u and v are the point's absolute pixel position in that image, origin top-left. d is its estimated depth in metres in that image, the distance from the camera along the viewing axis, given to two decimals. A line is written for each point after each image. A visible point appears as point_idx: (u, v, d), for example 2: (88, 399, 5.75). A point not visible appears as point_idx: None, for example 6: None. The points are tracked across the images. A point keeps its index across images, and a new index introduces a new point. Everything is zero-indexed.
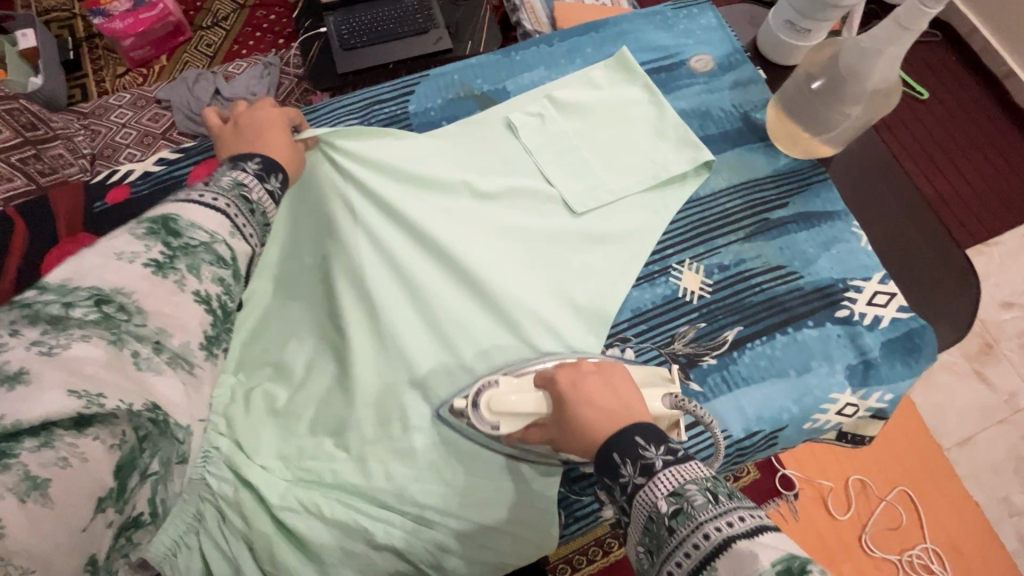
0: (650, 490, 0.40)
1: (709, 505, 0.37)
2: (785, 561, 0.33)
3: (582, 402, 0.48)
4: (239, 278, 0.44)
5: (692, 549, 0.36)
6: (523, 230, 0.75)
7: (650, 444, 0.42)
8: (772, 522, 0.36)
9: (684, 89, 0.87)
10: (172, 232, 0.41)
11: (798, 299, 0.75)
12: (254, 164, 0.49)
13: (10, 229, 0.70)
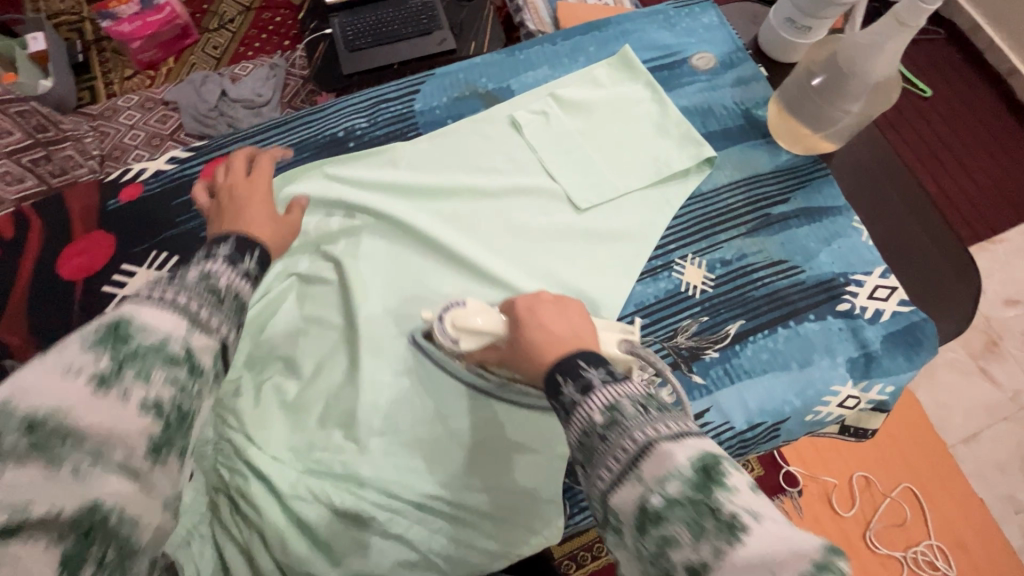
0: (586, 405, 0.40)
1: (639, 415, 0.37)
2: (700, 459, 0.35)
3: (538, 323, 0.50)
4: (200, 375, 0.36)
5: (620, 453, 0.37)
6: (527, 228, 0.77)
7: (591, 365, 0.42)
8: (696, 430, 0.37)
9: (686, 87, 0.87)
10: (119, 340, 0.33)
11: (800, 293, 0.76)
12: (226, 245, 0.44)
13: (28, 227, 0.72)
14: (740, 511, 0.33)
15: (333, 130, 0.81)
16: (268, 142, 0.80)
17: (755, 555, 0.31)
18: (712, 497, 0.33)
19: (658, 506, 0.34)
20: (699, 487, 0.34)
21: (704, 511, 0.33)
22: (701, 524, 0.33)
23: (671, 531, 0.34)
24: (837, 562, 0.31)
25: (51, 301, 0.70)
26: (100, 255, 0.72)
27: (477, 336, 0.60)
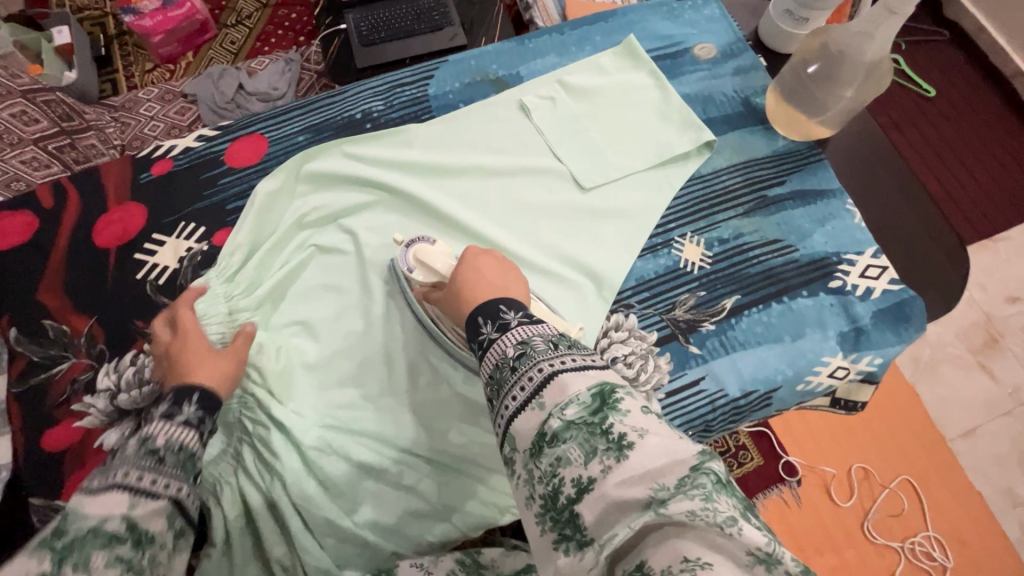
0: (502, 341, 0.48)
1: (548, 349, 0.44)
2: (598, 389, 0.40)
3: (474, 266, 0.61)
4: (147, 543, 0.42)
5: (526, 382, 0.43)
6: (533, 206, 0.80)
7: (511, 310, 0.50)
8: (596, 364, 0.43)
9: (688, 75, 0.91)
10: (57, 534, 0.39)
11: (793, 270, 0.79)
12: (166, 403, 0.50)
13: (66, 197, 0.77)
14: (626, 430, 0.37)
15: (351, 113, 0.85)
16: (289, 123, 0.84)
17: (639, 466, 0.35)
18: (604, 419, 0.38)
19: (556, 430, 0.39)
20: (594, 411, 0.39)
21: (596, 434, 0.38)
22: (591, 445, 0.37)
23: (564, 453, 0.38)
24: (708, 465, 0.35)
25: (88, 267, 0.74)
26: (134, 224, 0.77)
27: (430, 273, 0.69)
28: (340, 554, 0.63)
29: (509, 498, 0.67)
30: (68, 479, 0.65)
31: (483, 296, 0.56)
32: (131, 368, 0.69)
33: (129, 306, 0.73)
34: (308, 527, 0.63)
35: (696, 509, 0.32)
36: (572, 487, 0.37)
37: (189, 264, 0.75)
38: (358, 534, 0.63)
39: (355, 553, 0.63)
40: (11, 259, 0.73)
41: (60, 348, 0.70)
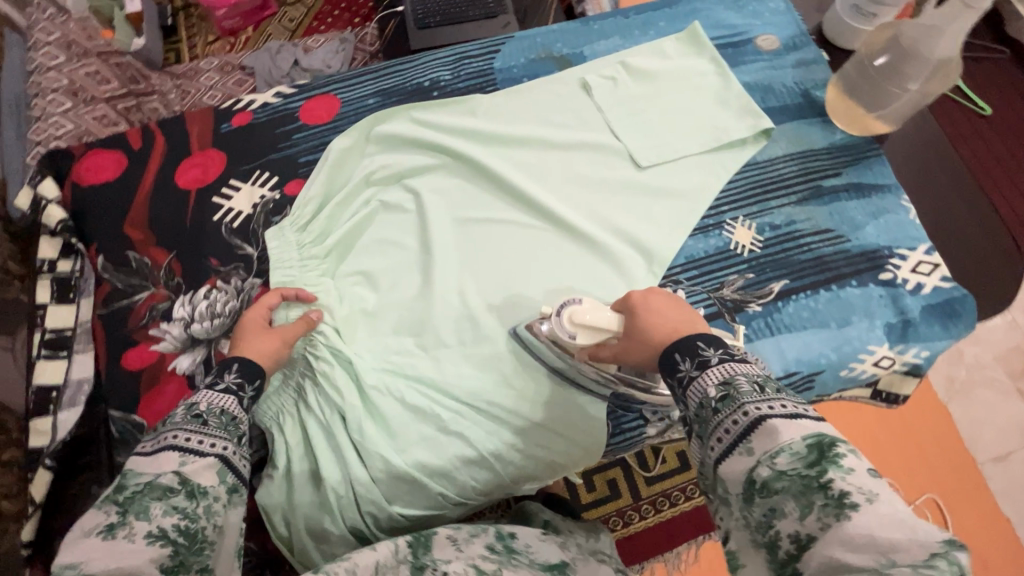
0: (703, 378, 0.46)
1: (755, 393, 0.43)
2: (816, 437, 0.40)
3: (646, 305, 0.56)
4: (200, 496, 0.44)
5: (731, 425, 0.42)
6: (589, 179, 0.83)
7: (710, 346, 0.48)
8: (809, 412, 0.42)
9: (750, 65, 0.93)
10: (120, 488, 0.43)
11: (844, 260, 0.80)
12: (211, 375, 0.54)
13: (153, 142, 0.82)
14: (850, 491, 0.37)
15: (419, 80, 0.89)
16: (361, 86, 0.88)
17: (864, 533, 0.35)
18: (822, 473, 0.38)
19: (766, 478, 0.40)
20: (810, 463, 0.39)
21: (812, 488, 0.38)
22: (807, 499, 0.38)
23: (777, 502, 0.39)
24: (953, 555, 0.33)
25: (168, 204, 0.78)
26: (214, 168, 0.81)
27: (593, 331, 0.61)
28: (390, 489, 0.65)
29: (552, 454, 0.69)
30: (144, 396, 0.68)
31: (661, 328, 0.53)
32: (205, 301, 0.73)
33: (204, 244, 0.77)
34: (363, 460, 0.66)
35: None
36: (790, 542, 0.38)
37: (261, 210, 0.79)
38: (407, 472, 0.65)
39: (403, 490, 0.66)
40: (100, 192, 0.78)
41: (140, 278, 0.74)
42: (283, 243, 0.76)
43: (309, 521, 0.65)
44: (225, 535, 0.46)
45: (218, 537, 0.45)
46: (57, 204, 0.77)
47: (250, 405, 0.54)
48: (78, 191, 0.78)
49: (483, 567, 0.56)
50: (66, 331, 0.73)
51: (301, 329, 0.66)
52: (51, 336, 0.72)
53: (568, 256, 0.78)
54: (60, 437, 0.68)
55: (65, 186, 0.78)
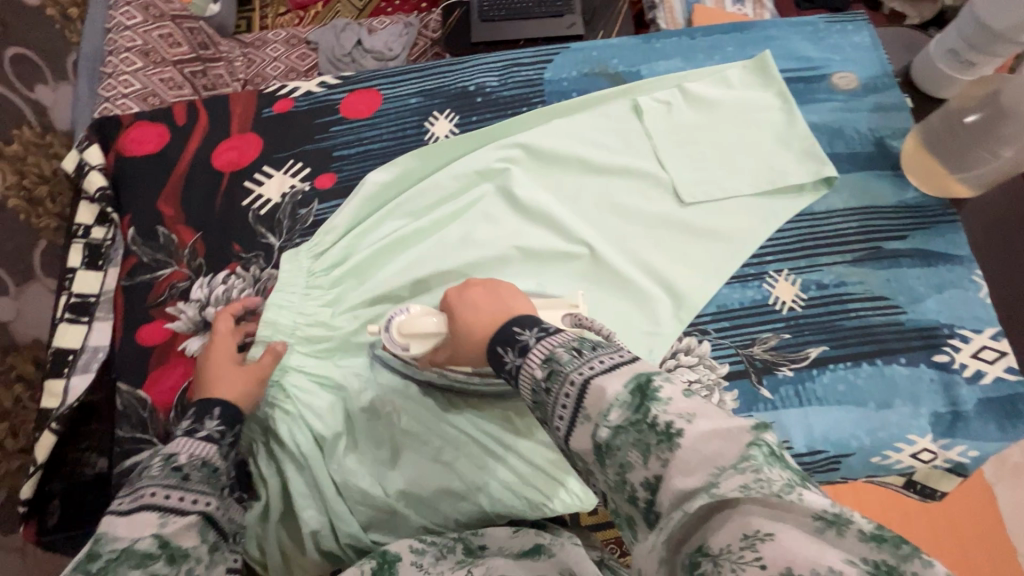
0: (527, 363, 0.41)
1: (574, 359, 0.38)
2: (635, 381, 0.35)
3: (464, 300, 0.53)
4: (181, 559, 0.41)
5: (565, 399, 0.37)
6: (625, 209, 0.78)
7: (526, 328, 0.44)
8: (627, 356, 0.38)
9: (820, 103, 0.85)
10: (90, 557, 0.39)
11: (894, 333, 0.72)
12: (189, 422, 0.53)
13: (196, 119, 0.83)
14: (673, 418, 0.32)
15: (465, 84, 0.86)
16: (404, 84, 0.86)
17: (698, 454, 0.31)
18: (648, 413, 0.33)
19: (606, 439, 0.34)
20: (636, 407, 0.34)
21: (644, 430, 0.33)
22: (644, 443, 0.33)
23: (624, 458, 0.33)
24: (762, 436, 0.31)
25: (202, 185, 0.79)
26: (250, 152, 0.81)
27: (424, 340, 0.60)
28: (366, 516, 0.65)
29: (542, 496, 0.64)
30: (151, 374, 0.70)
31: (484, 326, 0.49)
32: (222, 285, 0.74)
33: (230, 229, 0.77)
34: (342, 493, 0.65)
35: (750, 481, 0.29)
36: (646, 491, 0.33)
37: (290, 201, 0.79)
38: (387, 504, 0.64)
39: (381, 518, 0.65)
40: (140, 163, 0.80)
41: (165, 254, 0.75)
42: (294, 267, 0.73)
43: (287, 537, 0.66)
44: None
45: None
46: (98, 170, 0.79)
47: (230, 453, 0.53)
48: (120, 161, 0.80)
49: None
50: (91, 298, 0.75)
51: (269, 361, 0.64)
52: (76, 300, 0.75)
53: (590, 289, 0.74)
54: (69, 401, 0.70)
55: (109, 153, 0.80)
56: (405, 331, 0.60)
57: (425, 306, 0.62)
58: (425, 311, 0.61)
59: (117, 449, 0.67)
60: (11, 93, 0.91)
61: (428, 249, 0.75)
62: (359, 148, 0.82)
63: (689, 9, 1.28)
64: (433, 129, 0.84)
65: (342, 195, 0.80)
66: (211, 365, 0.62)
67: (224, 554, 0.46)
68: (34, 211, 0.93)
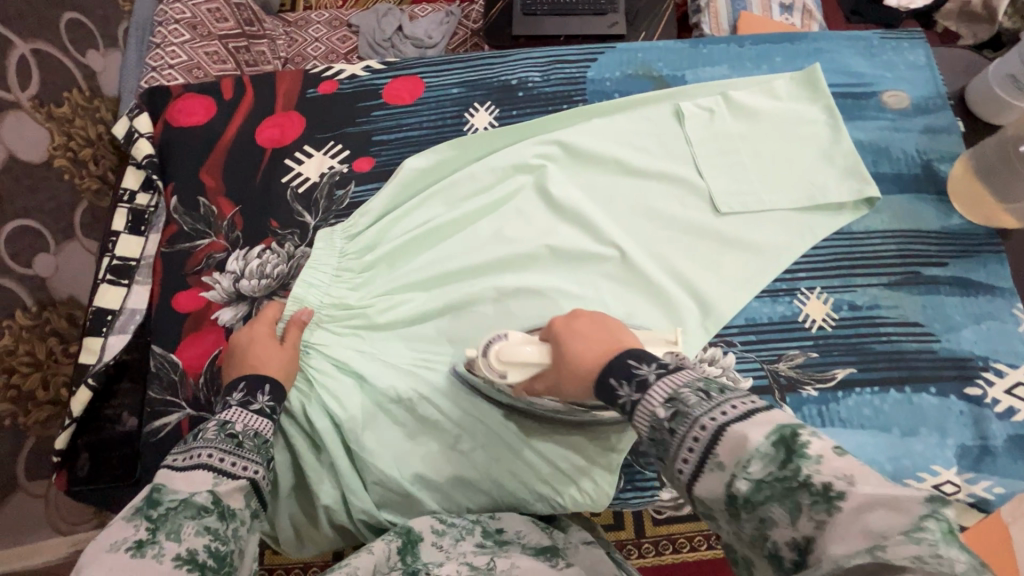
0: (647, 400, 0.42)
1: (703, 402, 0.39)
2: (778, 431, 0.36)
3: (569, 329, 0.54)
4: (229, 517, 0.47)
5: (693, 443, 0.38)
6: (659, 213, 0.78)
7: (643, 362, 0.45)
8: (761, 404, 0.38)
9: (868, 121, 0.83)
10: (152, 503, 0.44)
11: (926, 361, 0.71)
12: (241, 394, 0.58)
13: (243, 95, 0.85)
14: (831, 480, 0.33)
15: (507, 77, 0.86)
16: (447, 74, 0.87)
17: (859, 521, 0.31)
18: (798, 471, 0.34)
19: (745, 492, 0.36)
20: (782, 463, 0.35)
21: (794, 488, 0.34)
22: (793, 500, 0.34)
23: (765, 512, 0.35)
24: (939, 510, 0.30)
25: (245, 159, 0.81)
26: (292, 131, 0.83)
27: (524, 368, 0.58)
28: (381, 496, 0.66)
29: (552, 490, 0.66)
30: (183, 339, 0.72)
31: (592, 355, 0.50)
32: (258, 259, 0.76)
33: (268, 205, 0.79)
34: (359, 472, 0.67)
35: (923, 554, 0.29)
36: (789, 548, 0.34)
37: (328, 181, 0.80)
38: (402, 486, 0.65)
39: (395, 500, 0.66)
40: (186, 134, 0.82)
41: (205, 225, 0.77)
42: (328, 246, 0.74)
43: (303, 510, 0.68)
44: (245, 555, 0.48)
45: (241, 559, 0.46)
46: (146, 138, 0.81)
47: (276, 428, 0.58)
48: (167, 131, 0.82)
49: (476, 564, 0.55)
50: (132, 262, 0.77)
51: (296, 333, 0.67)
52: (118, 263, 0.77)
53: (619, 291, 0.74)
54: (105, 359, 0.72)
55: (158, 123, 0.82)
56: (504, 358, 0.59)
57: (524, 333, 0.61)
58: (522, 339, 0.60)
59: (148, 410, 0.69)
60: (65, 57, 0.94)
61: (461, 241, 0.76)
62: (399, 134, 0.83)
63: (736, 15, 1.26)
64: (472, 120, 0.84)
65: (379, 179, 0.81)
66: (256, 339, 0.65)
67: (259, 523, 0.51)
68: (78, 172, 0.96)
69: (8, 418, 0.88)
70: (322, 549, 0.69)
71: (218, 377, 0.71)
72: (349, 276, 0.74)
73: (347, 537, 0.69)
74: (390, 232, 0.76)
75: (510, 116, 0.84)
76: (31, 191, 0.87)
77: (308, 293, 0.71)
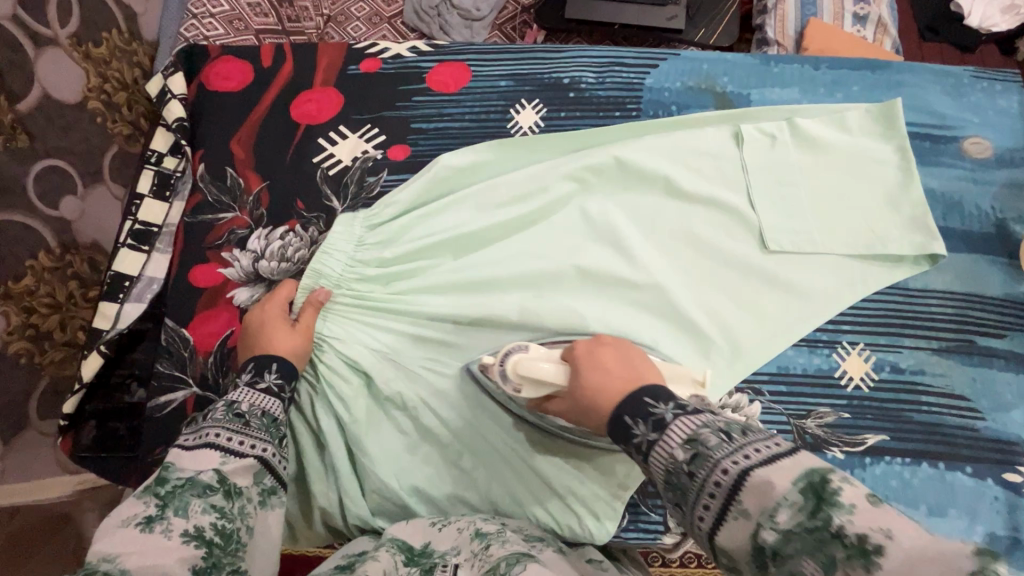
0: (663, 441, 0.40)
1: (725, 445, 0.37)
2: (806, 478, 0.33)
3: (595, 358, 0.54)
4: (236, 496, 0.46)
5: (714, 489, 0.36)
6: (703, 243, 0.73)
7: (659, 402, 0.44)
8: (786, 447, 0.36)
9: (943, 168, 0.77)
10: (161, 480, 0.44)
11: (966, 440, 0.67)
12: (249, 374, 0.57)
13: (282, 64, 0.81)
14: (866, 532, 0.30)
15: (559, 75, 0.81)
16: (497, 64, 0.82)
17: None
18: (830, 521, 0.31)
19: (773, 543, 0.33)
20: (812, 512, 0.32)
21: (826, 540, 0.31)
22: (826, 554, 0.31)
23: (795, 567, 0.32)
24: (993, 566, 0.27)
25: (277, 134, 0.78)
26: (330, 108, 0.79)
27: (537, 386, 0.59)
28: (377, 503, 0.65)
29: (552, 520, 0.64)
30: (197, 315, 0.71)
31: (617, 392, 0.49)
32: (279, 241, 0.73)
33: (297, 184, 0.76)
34: (359, 477, 0.66)
35: None
36: None
37: (359, 167, 0.77)
38: (400, 497, 0.64)
39: (391, 509, 0.65)
40: (220, 100, 0.79)
41: (230, 199, 0.75)
42: (349, 235, 0.71)
43: (296, 507, 0.67)
44: (257, 534, 0.47)
45: (251, 537, 0.45)
46: (179, 100, 0.78)
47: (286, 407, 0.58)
48: (202, 95, 0.79)
49: (484, 529, 0.53)
50: (153, 228, 0.75)
51: (311, 315, 0.65)
52: (139, 228, 0.75)
53: (646, 321, 0.70)
54: (120, 328, 0.71)
55: (193, 86, 0.80)
56: (523, 371, 0.58)
57: (546, 351, 0.61)
58: (542, 356, 0.59)
59: (155, 383, 0.69)
60: None
61: (495, 250, 0.72)
62: (439, 123, 0.79)
63: (805, 21, 1.17)
64: (517, 118, 0.79)
65: (414, 170, 0.77)
66: (267, 322, 0.64)
67: (277, 501, 0.50)
68: (110, 116, 0.92)
69: (25, 356, 0.89)
70: (312, 545, 0.68)
71: (227, 359, 0.69)
72: (364, 269, 0.70)
73: (338, 537, 0.68)
74: (412, 234, 0.72)
75: (557, 119, 0.79)
76: (62, 133, 0.84)
77: (319, 281, 0.69)
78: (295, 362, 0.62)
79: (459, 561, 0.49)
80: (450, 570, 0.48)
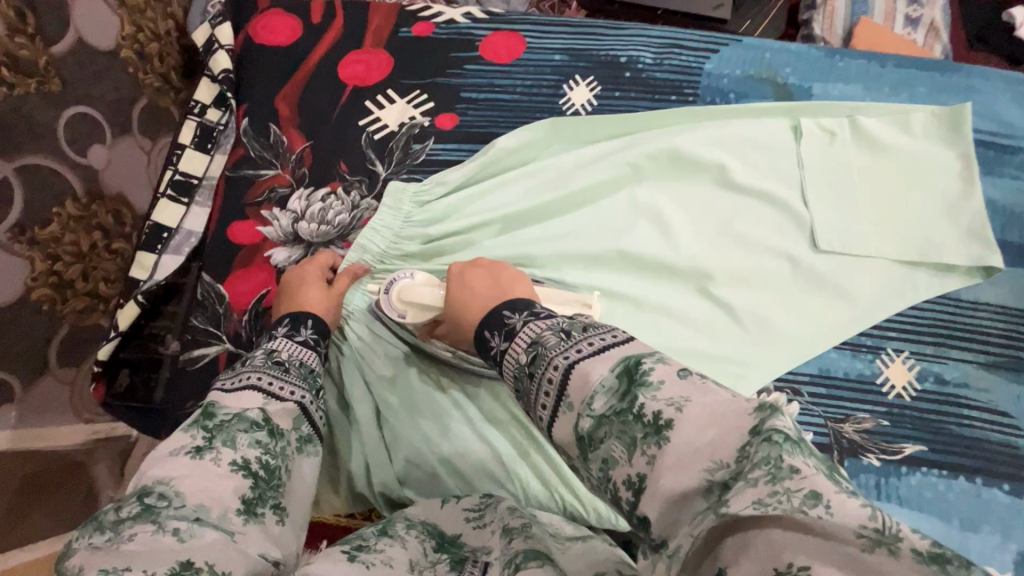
0: (513, 348, 0.42)
1: (561, 343, 0.38)
2: (623, 364, 0.34)
3: (461, 281, 0.54)
4: (278, 436, 0.46)
5: (548, 386, 0.37)
6: (749, 238, 0.71)
7: (514, 312, 0.45)
8: (618, 339, 0.37)
9: (1006, 179, 0.75)
10: (207, 416, 0.44)
11: (1005, 457, 0.65)
12: (285, 327, 0.57)
13: (332, 21, 0.79)
14: (660, 408, 0.31)
15: (616, 53, 0.79)
16: (552, 38, 0.80)
17: (686, 447, 0.30)
18: (634, 402, 0.32)
19: (589, 430, 0.34)
20: (622, 394, 0.33)
21: (629, 421, 0.32)
22: (629, 435, 0.32)
23: (607, 451, 0.33)
24: (771, 423, 0.28)
25: (323, 92, 0.76)
26: (377, 71, 0.77)
27: (421, 310, 0.62)
28: (403, 471, 0.64)
29: (575, 502, 0.62)
30: (232, 273, 0.70)
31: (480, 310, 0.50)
32: (320, 203, 0.72)
33: (340, 146, 0.74)
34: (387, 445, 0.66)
35: (765, 497, 0.26)
36: (626, 489, 0.32)
37: (406, 133, 0.75)
38: (429, 465, 0.63)
39: (418, 479, 0.64)
40: (266, 54, 0.77)
41: (273, 156, 0.73)
42: (395, 207, 0.70)
43: (324, 471, 0.67)
44: (294, 478, 0.46)
45: (290, 478, 0.45)
46: (225, 51, 0.76)
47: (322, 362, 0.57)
48: (249, 47, 0.78)
49: (511, 524, 0.50)
50: (193, 180, 0.74)
51: (346, 282, 0.65)
52: (179, 179, 0.74)
53: (688, 310, 0.68)
54: (156, 280, 0.71)
55: (241, 38, 0.78)
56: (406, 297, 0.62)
57: (429, 276, 0.64)
58: (426, 281, 0.63)
59: (189, 337, 0.68)
60: None
61: (543, 228, 0.70)
62: (489, 95, 0.77)
63: (854, 20, 1.12)
64: (570, 95, 0.77)
65: (461, 141, 0.75)
66: (303, 279, 0.63)
67: (313, 448, 0.50)
68: None
69: (47, 304, 0.86)
70: (333, 513, 0.67)
71: (261, 320, 0.68)
72: (408, 245, 0.70)
73: (361, 505, 0.67)
74: (457, 212, 0.71)
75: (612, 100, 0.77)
76: (94, 80, 0.82)
77: (362, 256, 0.69)
78: (328, 320, 0.61)
79: (489, 559, 0.46)
80: (479, 567, 0.46)
